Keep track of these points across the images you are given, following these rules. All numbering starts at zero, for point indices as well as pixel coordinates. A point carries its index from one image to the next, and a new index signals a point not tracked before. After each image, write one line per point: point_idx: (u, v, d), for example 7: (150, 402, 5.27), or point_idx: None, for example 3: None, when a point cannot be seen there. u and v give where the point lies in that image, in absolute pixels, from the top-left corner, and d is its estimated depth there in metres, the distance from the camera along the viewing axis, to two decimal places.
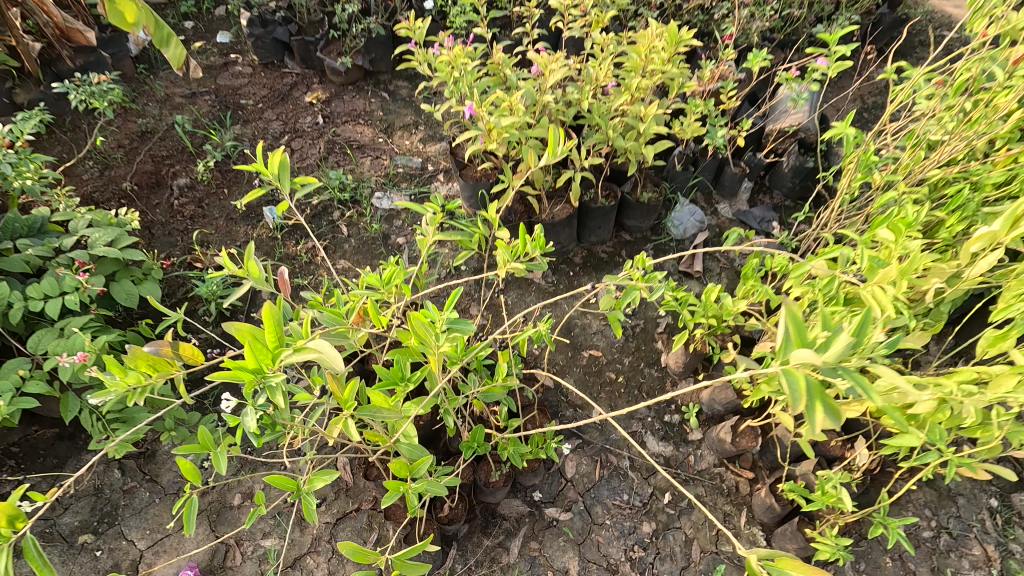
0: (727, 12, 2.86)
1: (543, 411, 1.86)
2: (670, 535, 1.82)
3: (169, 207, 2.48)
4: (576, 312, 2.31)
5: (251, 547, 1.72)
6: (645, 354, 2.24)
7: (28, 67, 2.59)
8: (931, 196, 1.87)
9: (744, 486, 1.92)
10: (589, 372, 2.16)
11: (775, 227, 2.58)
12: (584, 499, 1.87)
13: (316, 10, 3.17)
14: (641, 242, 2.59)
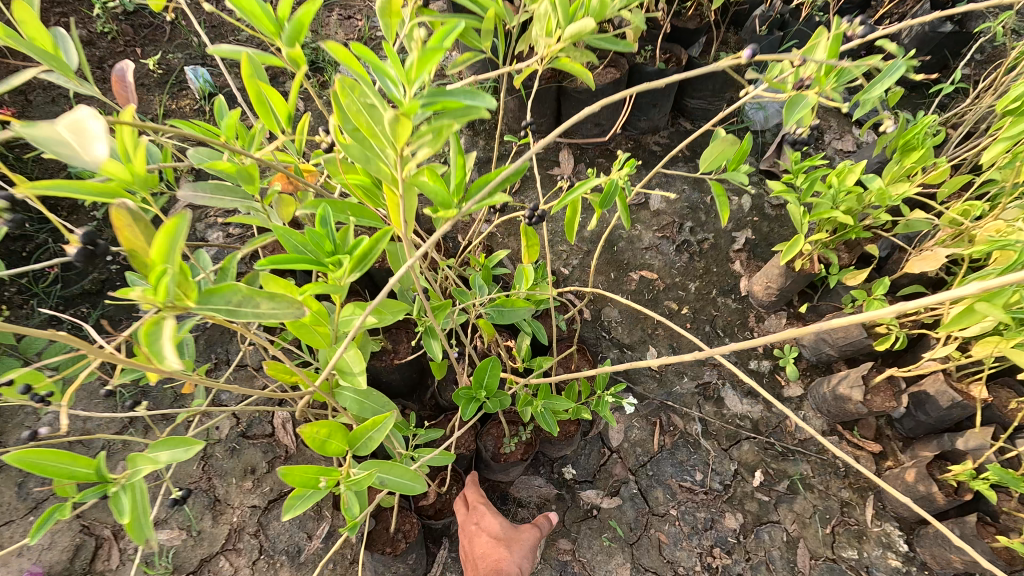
0: None
1: (582, 348, 1.23)
2: (763, 533, 1.23)
3: None
4: (620, 220, 1.65)
5: (135, 544, 1.13)
6: (716, 280, 1.60)
7: None
8: None
9: (867, 464, 1.32)
10: (641, 302, 1.51)
11: (890, 115, 1.87)
12: (636, 478, 1.27)
13: None
14: (706, 131, 1.90)
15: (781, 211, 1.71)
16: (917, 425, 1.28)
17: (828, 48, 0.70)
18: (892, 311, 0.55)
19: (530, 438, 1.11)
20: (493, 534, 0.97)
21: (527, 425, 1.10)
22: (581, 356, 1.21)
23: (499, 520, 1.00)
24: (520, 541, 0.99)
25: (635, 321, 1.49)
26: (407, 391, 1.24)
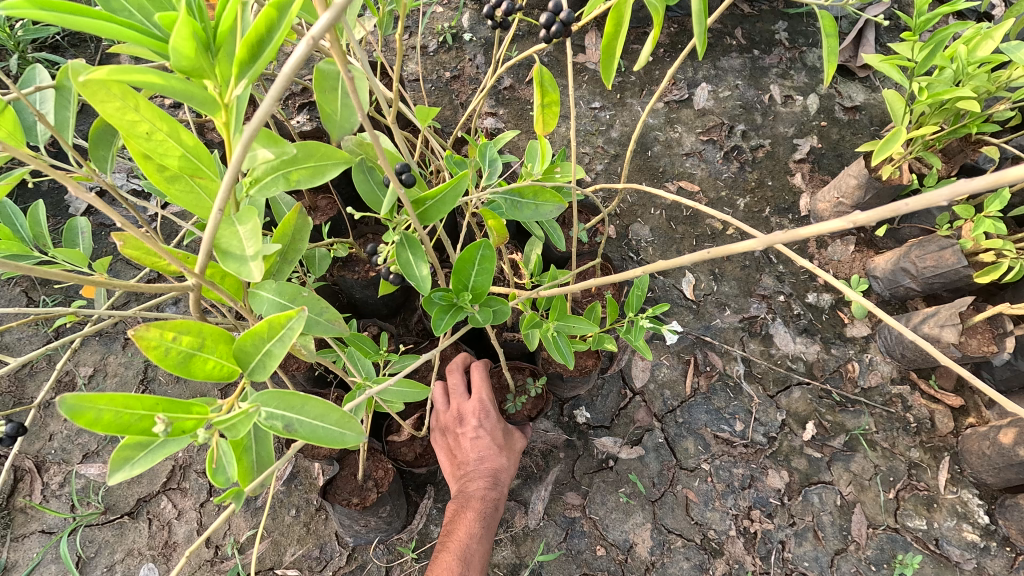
0: None
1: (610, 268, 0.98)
2: (813, 495, 1.02)
3: None
4: (655, 118, 1.35)
5: (60, 478, 0.94)
6: (771, 196, 1.31)
7: None
8: None
9: (943, 420, 1.09)
10: (679, 220, 1.24)
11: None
12: (663, 424, 1.06)
13: None
14: (768, 17, 1.53)
15: (855, 116, 1.39)
16: (1016, 376, 1.04)
17: None
18: (836, 227, 0.30)
19: (542, 392, 0.90)
20: (493, 443, 0.82)
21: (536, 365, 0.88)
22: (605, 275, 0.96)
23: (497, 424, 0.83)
24: (516, 448, 0.87)
25: (671, 241, 1.22)
26: (389, 310, 1.01)
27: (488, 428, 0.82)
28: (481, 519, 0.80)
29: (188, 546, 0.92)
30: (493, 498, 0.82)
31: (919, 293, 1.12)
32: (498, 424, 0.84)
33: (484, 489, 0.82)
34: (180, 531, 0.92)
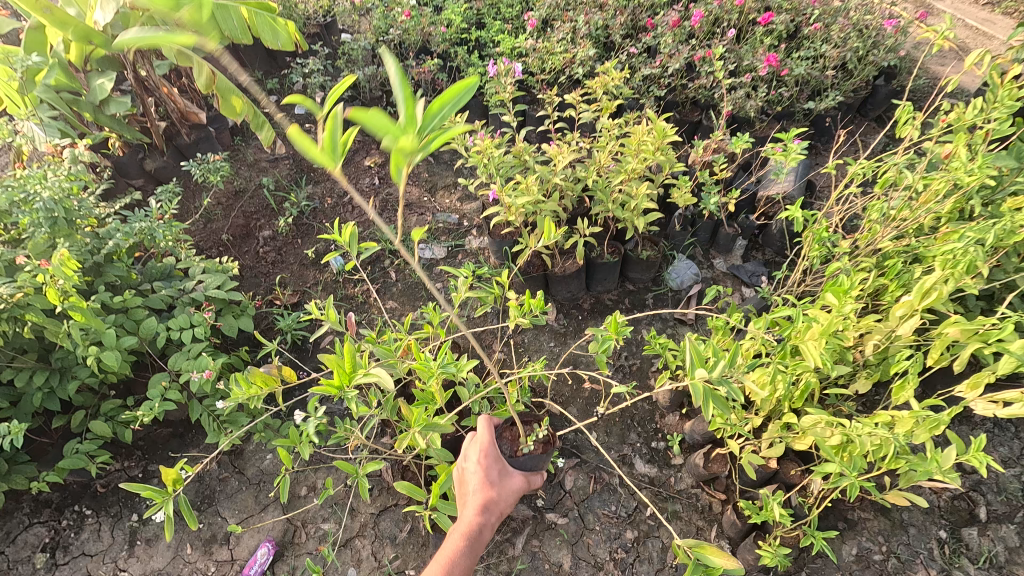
0: (725, 94, 3.27)
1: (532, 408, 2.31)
2: (650, 542, 2.18)
3: (256, 254, 3.04)
4: (582, 350, 2.71)
5: (314, 528, 2.19)
6: (639, 389, 2.59)
7: (155, 142, 3.27)
8: (880, 264, 2.21)
9: (717, 506, 2.26)
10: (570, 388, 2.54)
11: (764, 282, 2.87)
12: (579, 508, 2.26)
13: (376, 88, 3.75)
14: (644, 291, 2.94)
15: None
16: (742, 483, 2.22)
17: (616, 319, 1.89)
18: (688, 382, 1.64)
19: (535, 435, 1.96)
20: (502, 492, 1.73)
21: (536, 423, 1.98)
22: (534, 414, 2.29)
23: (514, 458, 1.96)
24: (507, 483, 1.77)
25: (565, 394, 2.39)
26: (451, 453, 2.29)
27: (499, 484, 1.75)
28: (477, 531, 1.64)
29: (368, 559, 2.13)
30: (485, 520, 1.67)
31: (704, 443, 2.31)
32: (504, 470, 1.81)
33: (488, 521, 1.68)
34: (365, 553, 2.13)
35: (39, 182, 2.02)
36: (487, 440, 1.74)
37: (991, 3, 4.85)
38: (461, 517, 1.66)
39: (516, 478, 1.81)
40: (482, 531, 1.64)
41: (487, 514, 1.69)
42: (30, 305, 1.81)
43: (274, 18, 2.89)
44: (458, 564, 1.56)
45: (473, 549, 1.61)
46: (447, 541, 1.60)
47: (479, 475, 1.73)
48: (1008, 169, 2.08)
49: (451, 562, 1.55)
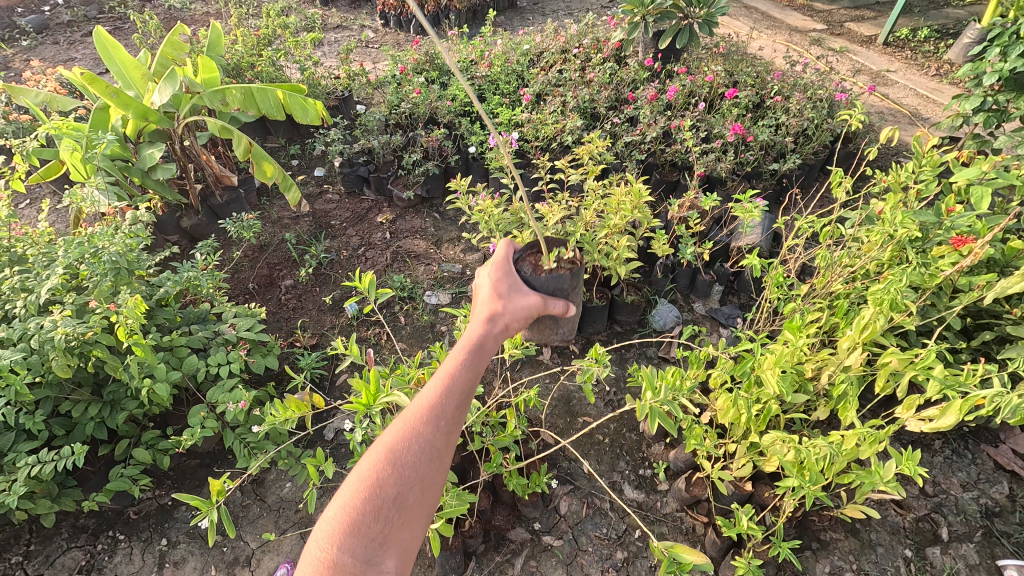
0: (698, 158, 3.70)
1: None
2: (638, 562, 2.36)
3: (278, 301, 3.36)
4: (574, 386, 2.97)
5: None
6: (627, 422, 2.84)
7: (191, 202, 3.66)
8: (832, 305, 2.53)
9: (699, 528, 2.45)
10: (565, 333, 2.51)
11: (739, 322, 3.16)
12: (573, 530, 2.46)
13: (389, 154, 4.20)
14: (630, 332, 3.22)
15: None
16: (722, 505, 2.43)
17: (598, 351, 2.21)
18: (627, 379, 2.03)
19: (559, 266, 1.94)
20: (509, 307, 1.67)
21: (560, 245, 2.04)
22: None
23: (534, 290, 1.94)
24: (515, 303, 1.70)
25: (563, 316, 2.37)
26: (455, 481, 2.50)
27: (507, 297, 1.72)
28: (480, 348, 1.48)
29: None
30: (489, 338, 1.53)
31: (687, 469, 2.54)
32: (516, 289, 1.78)
33: (495, 331, 1.58)
34: None
35: (106, 238, 2.37)
36: (499, 267, 1.82)
37: (939, 74, 5.41)
38: (463, 337, 1.51)
39: (530, 295, 1.77)
40: (486, 342, 1.49)
41: (492, 327, 1.58)
42: (95, 342, 2.11)
43: (305, 98, 3.36)
44: (460, 374, 1.37)
45: (475, 364, 1.41)
46: (445, 356, 1.41)
47: (489, 291, 1.73)
48: (933, 221, 2.43)
49: (450, 377, 1.35)
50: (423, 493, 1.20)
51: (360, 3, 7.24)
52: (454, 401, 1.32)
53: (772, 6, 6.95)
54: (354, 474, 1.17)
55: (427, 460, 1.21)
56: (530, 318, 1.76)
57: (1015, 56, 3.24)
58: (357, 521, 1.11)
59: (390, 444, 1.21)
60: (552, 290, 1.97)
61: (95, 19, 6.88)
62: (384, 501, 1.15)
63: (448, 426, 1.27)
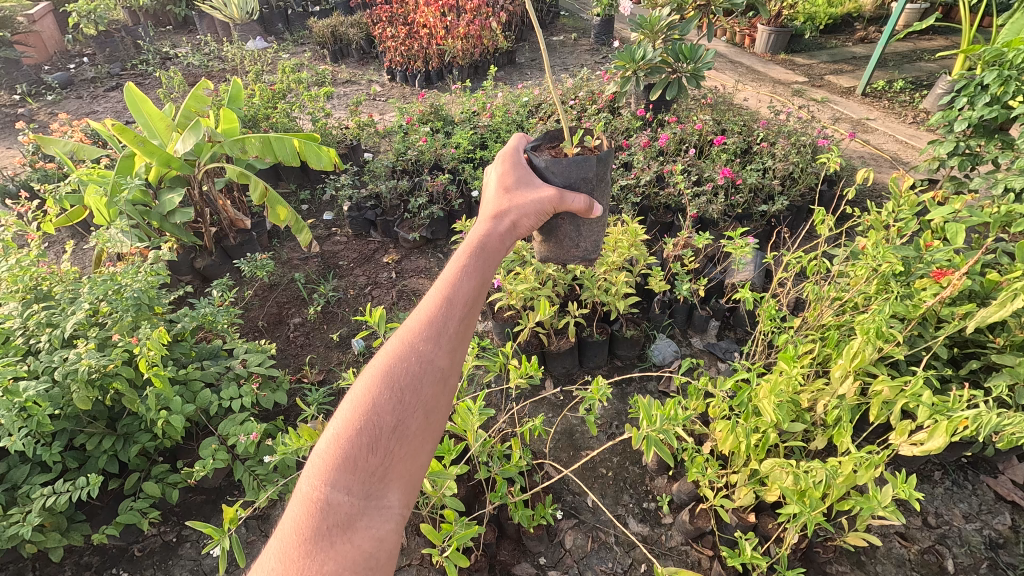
0: (690, 200, 3.89)
1: (561, 214, 2.21)
2: None
3: (287, 338, 3.45)
4: (577, 420, 3.01)
5: None
6: (630, 455, 2.88)
7: (206, 244, 3.82)
8: (824, 337, 2.62)
9: (705, 561, 2.44)
10: (586, 250, 2.37)
11: (736, 356, 3.24)
12: (578, 565, 2.45)
13: (395, 198, 4.40)
14: (631, 366, 3.29)
15: None
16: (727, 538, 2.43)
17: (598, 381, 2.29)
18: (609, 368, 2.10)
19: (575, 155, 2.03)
20: (518, 205, 1.80)
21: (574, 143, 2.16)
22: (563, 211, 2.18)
23: (557, 180, 2.05)
24: (522, 202, 1.82)
25: (585, 224, 2.28)
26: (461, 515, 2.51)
27: (516, 199, 1.83)
28: (481, 254, 1.54)
29: None
30: (494, 242, 1.62)
31: (690, 501, 2.55)
32: (529, 186, 1.91)
33: (500, 231, 1.68)
34: None
35: (129, 276, 2.50)
36: (508, 168, 1.97)
37: (916, 122, 5.72)
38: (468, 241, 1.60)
39: (540, 191, 1.88)
40: (487, 244, 1.58)
41: (496, 227, 1.67)
42: (115, 375, 2.20)
43: (319, 146, 3.57)
44: (457, 291, 1.41)
45: (473, 281, 1.45)
46: (444, 268, 1.46)
47: (500, 193, 1.86)
48: (914, 256, 2.57)
49: (450, 291, 1.41)
50: (424, 419, 1.22)
51: (367, 60, 7.69)
52: (456, 315, 1.37)
53: (756, 61, 7.40)
54: (348, 400, 1.20)
55: (425, 380, 1.25)
56: (543, 209, 1.88)
57: (982, 106, 3.48)
58: (346, 455, 1.12)
59: (384, 366, 1.25)
60: (577, 181, 2.06)
61: (119, 75, 7.30)
62: (381, 428, 1.17)
63: (446, 344, 1.31)
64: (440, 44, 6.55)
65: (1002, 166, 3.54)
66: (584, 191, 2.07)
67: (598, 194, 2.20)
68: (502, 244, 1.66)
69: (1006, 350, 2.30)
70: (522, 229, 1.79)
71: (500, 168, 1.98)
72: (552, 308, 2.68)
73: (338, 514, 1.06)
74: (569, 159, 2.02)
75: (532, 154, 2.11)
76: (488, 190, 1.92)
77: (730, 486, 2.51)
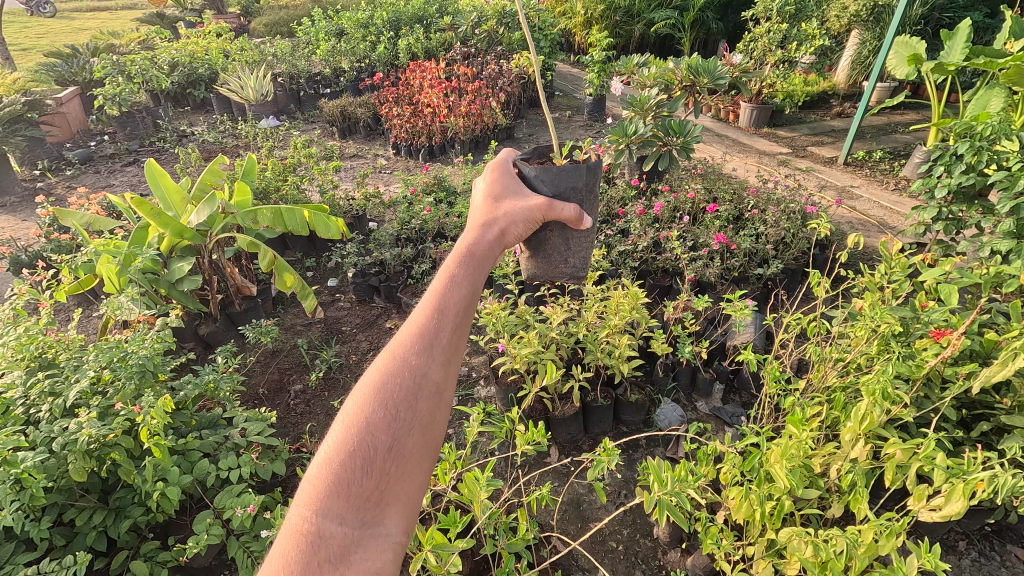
0: (687, 264, 4.00)
1: (550, 226, 2.28)
2: None
3: (287, 406, 3.40)
4: (584, 489, 2.92)
5: None
6: (640, 527, 2.76)
7: (211, 311, 3.86)
8: (831, 399, 2.61)
9: None
10: (574, 266, 2.43)
11: (742, 420, 3.20)
12: None
13: (399, 264, 4.49)
14: (636, 432, 3.23)
15: None
16: None
17: (607, 446, 2.24)
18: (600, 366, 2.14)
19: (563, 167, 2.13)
20: (506, 214, 1.80)
21: (559, 157, 2.28)
22: (552, 223, 2.25)
23: (547, 189, 2.14)
24: (510, 210, 1.84)
25: (573, 238, 2.35)
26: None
27: (504, 209, 1.84)
28: (471, 261, 1.53)
29: None
30: (485, 248, 1.63)
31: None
32: (517, 196, 1.93)
33: (489, 239, 1.67)
34: None
35: (136, 343, 2.51)
36: (495, 177, 2.00)
37: (898, 189, 5.98)
38: (457, 247, 1.58)
39: (530, 200, 1.91)
40: (478, 250, 1.58)
41: (485, 235, 1.67)
42: (114, 445, 2.17)
43: (328, 216, 3.72)
44: (447, 301, 1.39)
45: (463, 289, 1.44)
46: (434, 276, 1.45)
47: (488, 203, 1.87)
48: (911, 317, 2.61)
49: (441, 299, 1.40)
50: (421, 437, 1.22)
51: (374, 136, 8.12)
52: (448, 325, 1.36)
53: (741, 134, 7.84)
54: (339, 420, 1.19)
55: (420, 396, 1.23)
56: (533, 216, 1.90)
57: (959, 174, 3.68)
58: (338, 479, 1.11)
59: (376, 382, 1.24)
60: (566, 190, 2.17)
61: (137, 151, 7.67)
62: (377, 448, 1.16)
63: (438, 357, 1.29)
64: (443, 121, 6.95)
65: (986, 230, 3.67)
66: (573, 200, 2.17)
67: (588, 206, 2.30)
68: (491, 250, 1.65)
69: (1015, 411, 2.29)
70: (512, 235, 1.80)
71: (488, 178, 2.00)
72: (556, 371, 2.68)
73: (333, 545, 1.05)
74: (558, 168, 2.12)
75: (519, 164, 2.16)
76: (476, 202, 1.92)
77: (747, 559, 2.40)
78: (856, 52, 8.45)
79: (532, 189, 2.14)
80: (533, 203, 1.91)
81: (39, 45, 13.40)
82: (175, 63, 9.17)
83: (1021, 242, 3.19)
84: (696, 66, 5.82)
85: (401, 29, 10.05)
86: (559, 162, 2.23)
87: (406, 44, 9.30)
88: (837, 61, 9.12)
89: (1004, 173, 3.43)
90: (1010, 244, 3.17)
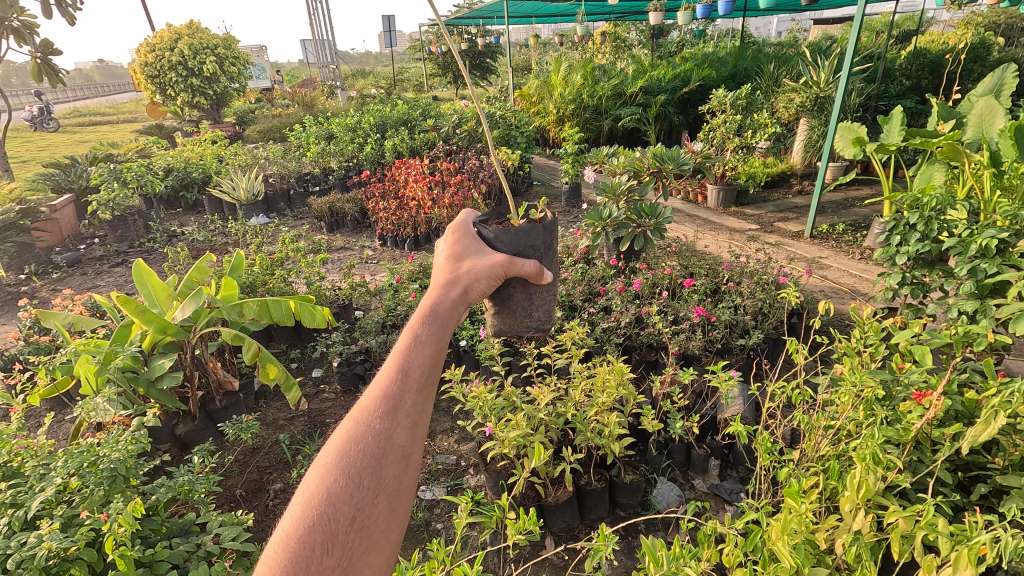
0: (670, 338, 4.06)
1: (513, 282, 2.34)
2: None
3: (265, 508, 3.22)
4: None
5: None
6: None
7: (190, 408, 3.76)
8: (826, 469, 2.56)
9: None
10: (539, 319, 2.49)
11: (741, 496, 3.10)
12: None
13: (385, 352, 4.48)
14: (635, 516, 3.10)
15: None
16: None
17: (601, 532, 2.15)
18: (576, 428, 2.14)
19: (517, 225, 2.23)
20: (467, 273, 1.86)
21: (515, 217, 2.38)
22: (515, 279, 2.31)
23: (507, 249, 2.21)
24: (470, 269, 1.89)
25: (536, 293, 2.42)
26: None
27: (465, 268, 1.89)
28: (434, 320, 1.55)
29: None
30: (448, 307, 1.66)
31: None
32: (477, 256, 2.00)
33: (452, 298, 1.71)
34: None
35: (109, 445, 2.42)
36: (455, 241, 2.08)
37: (864, 257, 6.28)
38: (420, 308, 1.60)
39: (490, 258, 1.97)
40: (440, 309, 1.61)
41: (448, 295, 1.71)
42: (76, 559, 2.04)
43: (314, 305, 3.77)
44: (411, 362, 1.40)
45: (427, 349, 1.44)
46: (397, 337, 1.46)
47: (449, 265, 1.92)
48: (891, 379, 2.65)
49: (405, 359, 1.40)
50: (387, 505, 1.19)
51: (361, 228, 8.40)
52: (410, 386, 1.36)
53: (712, 214, 8.29)
54: (298, 493, 1.16)
55: (385, 462, 1.22)
56: (494, 275, 1.96)
57: (915, 241, 3.91)
58: (297, 558, 1.06)
59: (337, 451, 1.22)
60: (526, 248, 2.26)
61: (126, 253, 7.81)
62: (339, 521, 1.12)
63: (403, 420, 1.29)
64: (428, 213, 7.27)
65: (949, 292, 3.84)
66: (533, 257, 2.26)
67: (547, 262, 2.38)
68: (454, 309, 1.69)
69: (1009, 471, 2.27)
70: (474, 294, 1.84)
71: (448, 241, 2.08)
72: (545, 454, 2.61)
73: None
74: (516, 229, 2.22)
75: (478, 226, 2.25)
76: (437, 263, 1.99)
77: None
78: (806, 137, 9.23)
79: (492, 250, 2.22)
80: (493, 260, 1.98)
81: (38, 158, 14.00)
82: (170, 169, 9.61)
83: (984, 301, 3.33)
84: (661, 154, 6.24)
85: (387, 132, 10.78)
86: (517, 223, 2.33)
87: (392, 144, 9.91)
88: (791, 145, 9.92)
89: (956, 239, 3.66)
90: (975, 303, 3.31)
